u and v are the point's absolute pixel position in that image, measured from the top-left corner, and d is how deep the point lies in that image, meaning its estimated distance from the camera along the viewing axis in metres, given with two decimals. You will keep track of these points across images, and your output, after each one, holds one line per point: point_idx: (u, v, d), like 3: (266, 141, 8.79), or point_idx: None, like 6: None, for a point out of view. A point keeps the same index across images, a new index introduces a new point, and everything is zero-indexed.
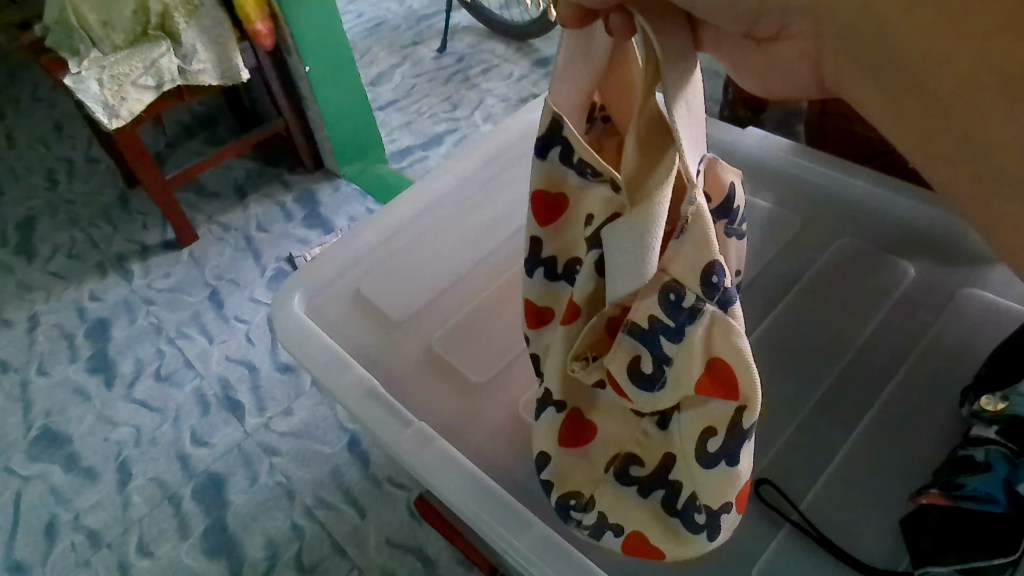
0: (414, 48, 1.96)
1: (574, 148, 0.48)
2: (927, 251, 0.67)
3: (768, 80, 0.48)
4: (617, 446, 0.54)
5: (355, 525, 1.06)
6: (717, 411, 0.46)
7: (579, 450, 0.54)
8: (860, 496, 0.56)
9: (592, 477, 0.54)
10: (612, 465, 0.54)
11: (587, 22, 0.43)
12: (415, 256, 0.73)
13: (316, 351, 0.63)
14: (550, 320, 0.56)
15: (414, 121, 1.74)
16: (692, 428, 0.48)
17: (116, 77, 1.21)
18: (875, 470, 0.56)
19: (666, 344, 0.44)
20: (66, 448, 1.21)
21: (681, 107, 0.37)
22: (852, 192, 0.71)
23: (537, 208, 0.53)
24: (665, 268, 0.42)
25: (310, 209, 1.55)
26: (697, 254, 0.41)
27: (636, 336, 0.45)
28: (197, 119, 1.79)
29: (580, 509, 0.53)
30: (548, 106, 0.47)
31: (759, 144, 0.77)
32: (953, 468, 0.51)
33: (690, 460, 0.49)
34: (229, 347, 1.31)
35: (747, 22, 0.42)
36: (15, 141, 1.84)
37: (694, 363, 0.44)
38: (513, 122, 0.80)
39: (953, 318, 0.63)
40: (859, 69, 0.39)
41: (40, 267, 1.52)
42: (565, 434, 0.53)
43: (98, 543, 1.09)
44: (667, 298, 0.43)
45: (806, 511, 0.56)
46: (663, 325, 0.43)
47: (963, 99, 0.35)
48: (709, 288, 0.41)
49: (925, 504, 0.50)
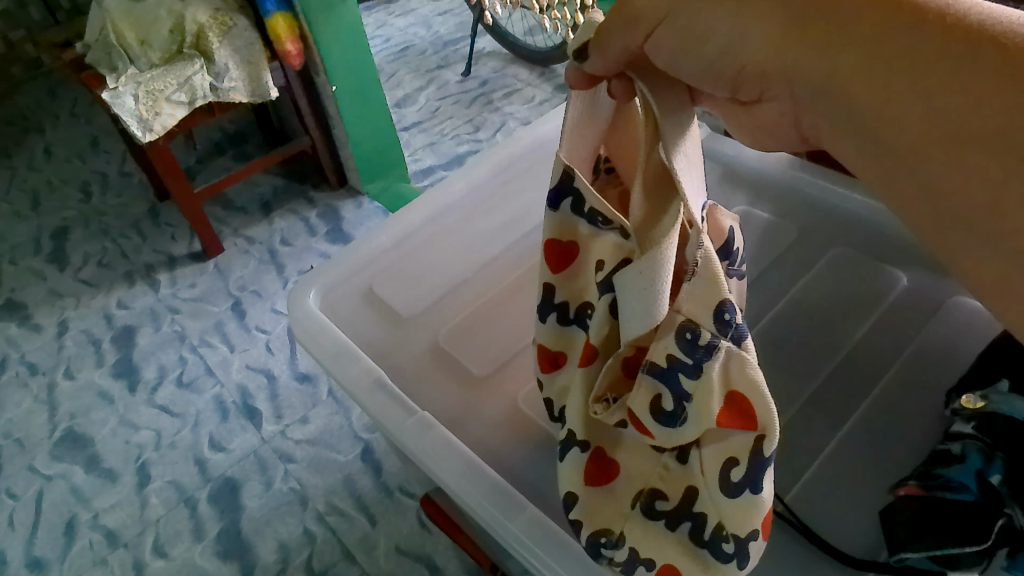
0: (439, 72, 2.01)
1: (586, 199, 0.48)
2: (919, 261, 0.68)
3: (762, 135, 0.45)
4: (643, 480, 0.51)
5: (366, 532, 1.08)
6: (737, 441, 0.43)
7: (605, 487, 0.51)
8: (846, 491, 0.56)
9: (619, 512, 0.51)
10: (638, 500, 0.51)
11: (593, 85, 0.44)
12: (425, 258, 0.76)
13: (326, 342, 0.66)
14: (565, 363, 0.56)
15: (438, 141, 1.78)
16: (714, 459, 0.45)
17: (151, 93, 1.26)
18: (865, 468, 0.57)
19: (684, 379, 0.42)
20: (88, 449, 1.24)
21: (681, 158, 0.39)
22: (843, 205, 0.74)
23: (548, 256, 0.52)
24: (678, 309, 0.41)
25: (333, 224, 1.59)
26: (708, 295, 0.40)
27: (656, 374, 0.43)
28: (227, 136, 1.84)
29: (611, 546, 0.50)
30: (558, 160, 0.47)
31: (761, 157, 0.79)
32: (931, 461, 0.52)
33: (714, 490, 0.46)
34: (250, 356, 1.35)
35: (728, 85, 0.39)
36: (53, 154, 1.91)
37: (710, 400, 0.42)
38: (526, 133, 0.82)
39: (937, 324, 0.64)
40: (836, 127, 0.36)
41: (71, 274, 1.57)
42: (590, 471, 0.51)
43: (116, 542, 1.12)
44: (684, 337, 0.41)
45: (789, 504, 0.56)
46: (682, 362, 0.42)
47: (954, 152, 0.31)
48: (721, 325, 0.40)
49: (902, 495, 0.51)
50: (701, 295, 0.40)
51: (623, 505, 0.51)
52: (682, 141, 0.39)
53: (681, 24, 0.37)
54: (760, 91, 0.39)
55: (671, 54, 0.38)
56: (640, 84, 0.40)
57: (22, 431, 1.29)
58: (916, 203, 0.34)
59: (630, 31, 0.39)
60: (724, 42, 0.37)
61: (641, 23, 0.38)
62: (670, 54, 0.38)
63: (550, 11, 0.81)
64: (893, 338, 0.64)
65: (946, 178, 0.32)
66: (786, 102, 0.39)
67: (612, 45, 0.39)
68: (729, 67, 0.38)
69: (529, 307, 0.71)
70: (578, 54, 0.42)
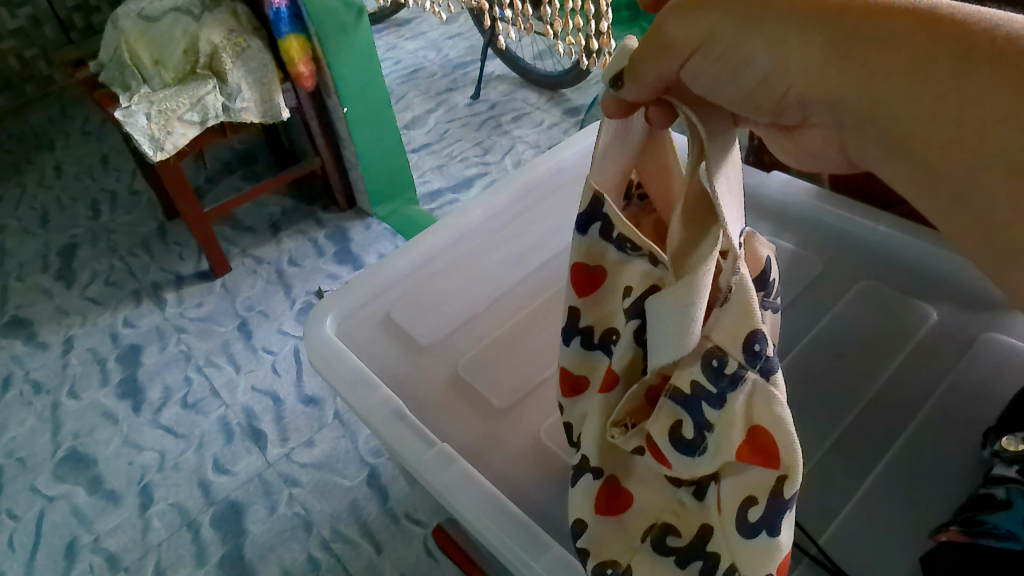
0: (448, 95, 2.01)
1: (615, 225, 0.47)
2: (950, 296, 0.67)
3: (804, 160, 0.43)
4: (654, 514, 0.50)
5: (371, 560, 1.06)
6: (756, 478, 0.42)
7: (615, 517, 0.50)
8: (882, 536, 0.54)
9: (627, 546, 0.50)
10: (649, 534, 0.49)
11: (629, 114, 0.43)
12: (445, 285, 0.75)
13: (344, 370, 0.65)
14: (586, 389, 0.54)
15: (446, 164, 1.78)
16: (732, 497, 0.43)
17: (164, 112, 1.25)
18: (901, 514, 0.55)
19: (707, 410, 0.41)
20: (91, 470, 1.23)
21: (722, 183, 0.39)
22: (874, 237, 0.72)
23: (575, 281, 0.51)
24: (708, 335, 0.40)
25: (341, 245, 1.59)
26: (739, 324, 0.39)
27: (678, 402, 0.43)
28: (237, 155, 1.85)
29: None
30: (589, 186, 0.47)
31: (784, 187, 0.78)
32: (974, 506, 0.50)
33: (729, 531, 0.44)
34: (256, 377, 1.33)
35: (770, 112, 0.38)
36: (63, 172, 1.91)
37: (733, 431, 0.41)
38: (544, 160, 0.83)
39: (972, 360, 0.62)
40: (882, 151, 0.35)
41: (78, 292, 1.57)
42: (602, 500, 0.49)
43: (117, 565, 1.10)
44: (710, 365, 0.40)
45: (825, 547, 0.54)
46: (705, 391, 0.41)
47: (1003, 173, 0.30)
48: (750, 356, 0.39)
49: (943, 541, 0.49)
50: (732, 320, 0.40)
51: (632, 539, 0.50)
52: (723, 165, 0.39)
53: (716, 53, 0.37)
54: (801, 118, 0.38)
55: (708, 81, 0.38)
56: (682, 107, 0.39)
57: (25, 450, 1.28)
58: (971, 232, 0.33)
59: (664, 61, 0.38)
60: (764, 68, 0.36)
61: (674, 53, 0.38)
62: (707, 83, 0.38)
63: (566, 35, 0.78)
64: (924, 376, 0.63)
65: (1006, 211, 0.31)
66: (829, 128, 0.38)
67: (646, 75, 0.39)
68: (768, 96, 0.37)
69: (551, 334, 0.70)
70: (613, 82, 0.41)
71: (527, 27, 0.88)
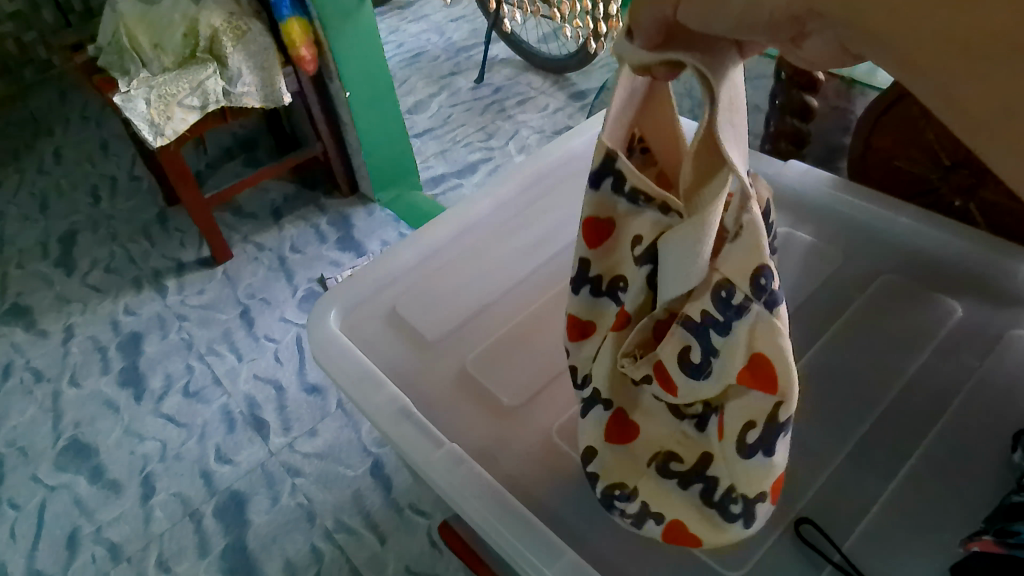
0: (452, 78, 1.98)
1: (628, 179, 0.47)
2: (973, 289, 0.65)
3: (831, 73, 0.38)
4: (659, 443, 0.52)
5: (375, 551, 1.05)
6: (756, 404, 0.44)
7: (624, 445, 0.53)
8: (903, 543, 0.53)
9: (635, 469, 0.53)
10: (655, 460, 0.52)
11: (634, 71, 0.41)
12: (452, 277, 0.73)
13: (350, 367, 0.63)
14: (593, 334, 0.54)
15: (449, 149, 1.75)
16: (733, 420, 0.45)
17: (163, 97, 1.23)
18: (923, 519, 0.53)
19: (714, 337, 0.43)
20: (92, 460, 1.22)
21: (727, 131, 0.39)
22: (896, 229, 0.69)
23: (585, 234, 0.50)
24: (716, 269, 0.42)
25: (344, 232, 1.57)
26: (749, 259, 0.40)
27: (689, 329, 0.44)
28: (238, 141, 1.83)
29: (624, 499, 0.52)
30: (600, 144, 0.46)
31: (801, 176, 0.75)
32: (1008, 516, 0.45)
33: (727, 453, 0.47)
34: (258, 366, 1.32)
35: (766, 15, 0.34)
36: (62, 158, 1.89)
37: (736, 360, 0.42)
38: (554, 147, 0.81)
39: (998, 358, 0.60)
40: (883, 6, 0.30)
41: (78, 280, 1.55)
42: (613, 429, 0.53)
43: (119, 556, 1.09)
44: (718, 295, 0.42)
45: (849, 553, 0.53)
46: (713, 319, 0.42)
47: None
48: (757, 289, 0.40)
49: (974, 551, 0.45)
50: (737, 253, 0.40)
51: (640, 464, 0.53)
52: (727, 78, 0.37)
53: None
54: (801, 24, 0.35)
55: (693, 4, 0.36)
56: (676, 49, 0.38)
57: (26, 439, 1.26)
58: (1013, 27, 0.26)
59: None
60: None
61: None
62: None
63: (573, 18, 0.76)
64: (950, 375, 0.61)
65: None
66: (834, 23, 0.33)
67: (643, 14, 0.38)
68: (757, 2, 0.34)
69: (563, 329, 0.68)
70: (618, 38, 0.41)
71: (534, 10, 0.86)
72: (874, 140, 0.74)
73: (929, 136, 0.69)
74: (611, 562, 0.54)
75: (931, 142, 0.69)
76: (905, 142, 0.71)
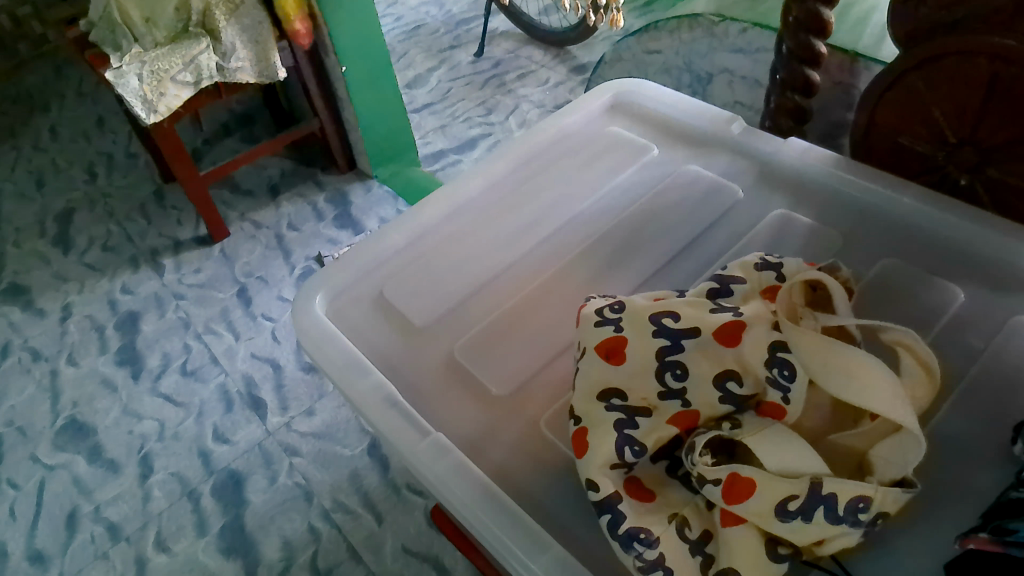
0: (451, 52, 1.95)
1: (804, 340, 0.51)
2: (978, 273, 0.62)
3: None
4: (672, 509, 0.47)
5: (372, 530, 1.05)
6: (806, 539, 0.44)
7: (639, 497, 0.48)
8: (904, 536, 0.49)
9: (655, 518, 0.46)
10: (673, 519, 0.46)
11: None
12: (442, 258, 0.72)
13: (334, 353, 0.63)
14: (624, 362, 0.52)
15: (449, 124, 1.72)
16: (757, 536, 0.45)
17: (156, 72, 1.21)
18: (929, 513, 0.50)
19: (819, 514, 0.43)
20: (90, 439, 1.21)
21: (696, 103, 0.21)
22: (898, 210, 0.66)
23: (729, 339, 0.51)
24: (879, 488, 0.44)
25: (342, 209, 1.55)
26: (882, 495, 0.44)
27: (814, 494, 0.44)
28: (235, 117, 1.80)
29: (646, 542, 0.45)
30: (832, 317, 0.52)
31: (802, 155, 0.72)
32: (1004, 513, 0.44)
33: (757, 553, 0.44)
34: (256, 345, 1.31)
35: None
36: (59, 134, 1.87)
37: (818, 527, 0.44)
38: (546, 126, 0.81)
39: (1009, 337, 0.57)
40: None
41: (75, 258, 1.54)
42: (638, 487, 0.48)
43: (118, 535, 1.09)
44: (854, 504, 0.43)
45: (847, 564, 0.48)
46: (834, 506, 0.43)
47: None
48: (855, 510, 0.43)
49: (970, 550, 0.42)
50: (842, 379, 0.47)
51: (660, 516, 0.46)
52: None
53: None
54: None
55: None
56: None
57: (24, 419, 1.26)
58: None
59: None
60: None
61: None
62: None
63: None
64: (956, 355, 0.58)
65: None
66: None
67: None
68: None
69: (556, 312, 0.66)
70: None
71: None
72: (878, 116, 0.72)
73: (935, 113, 0.67)
74: (600, 559, 0.51)
75: (937, 117, 0.67)
76: (911, 118, 0.69)
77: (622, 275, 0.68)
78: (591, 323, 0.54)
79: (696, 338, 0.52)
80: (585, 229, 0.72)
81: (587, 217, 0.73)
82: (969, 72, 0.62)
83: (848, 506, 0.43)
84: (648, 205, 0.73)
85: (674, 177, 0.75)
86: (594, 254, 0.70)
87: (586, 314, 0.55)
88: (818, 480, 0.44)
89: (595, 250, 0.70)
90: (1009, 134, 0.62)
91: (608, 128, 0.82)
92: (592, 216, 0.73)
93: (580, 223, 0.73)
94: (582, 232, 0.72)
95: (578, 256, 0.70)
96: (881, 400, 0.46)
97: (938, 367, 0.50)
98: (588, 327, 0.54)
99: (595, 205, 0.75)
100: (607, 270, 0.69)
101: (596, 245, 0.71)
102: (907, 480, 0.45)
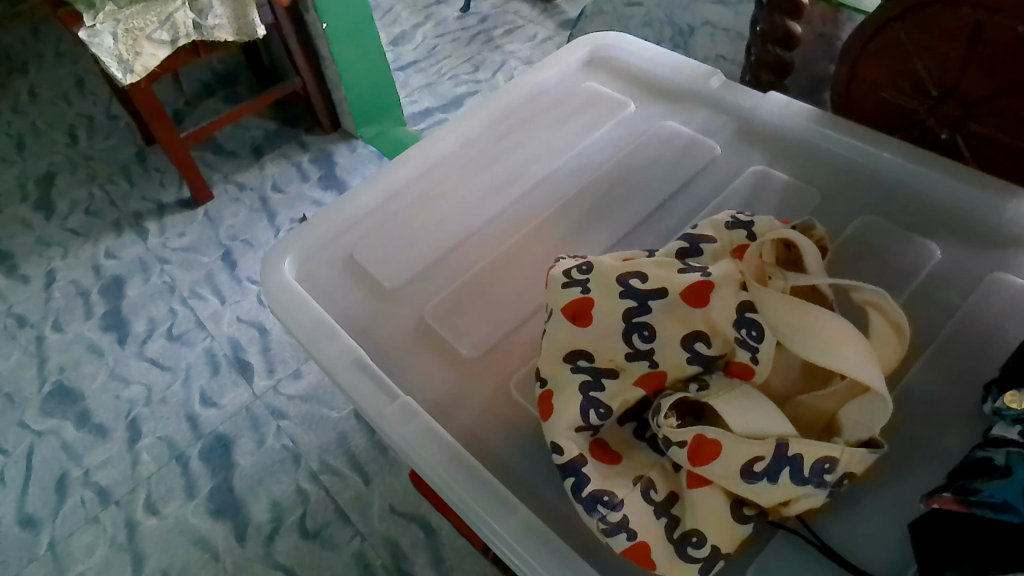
0: (437, 8, 1.90)
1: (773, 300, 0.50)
2: (956, 229, 0.61)
3: None
4: (637, 471, 0.47)
5: (359, 491, 1.05)
6: (770, 500, 0.44)
7: (604, 461, 0.48)
8: (871, 496, 0.49)
9: (621, 481, 0.46)
10: (638, 481, 0.46)
11: None
12: (413, 218, 0.70)
13: (303, 318, 0.62)
14: (591, 325, 0.51)
15: (435, 82, 1.69)
16: (722, 498, 0.45)
17: (131, 31, 1.17)
18: (901, 472, 0.50)
19: (785, 475, 0.44)
20: (79, 404, 1.21)
21: None
22: (876, 164, 0.65)
23: (699, 300, 0.51)
24: (845, 448, 0.44)
25: (326, 169, 1.53)
26: (847, 456, 0.44)
27: (781, 456, 0.44)
28: (216, 76, 1.76)
29: (610, 505, 0.45)
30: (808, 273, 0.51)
31: (781, 110, 0.71)
32: (967, 472, 0.44)
33: (722, 513, 0.44)
34: (241, 308, 1.30)
35: None
36: (37, 97, 1.83)
37: (782, 488, 0.44)
38: (521, 82, 0.79)
39: (986, 295, 0.57)
40: None
41: (58, 223, 1.52)
42: (603, 450, 0.48)
43: (108, 499, 1.10)
44: (819, 465, 0.44)
45: (813, 524, 0.48)
46: (800, 468, 0.44)
47: None
48: (821, 471, 0.44)
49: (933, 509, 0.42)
50: (808, 339, 0.47)
51: (625, 480, 0.46)
52: None
53: None
54: None
55: None
56: None
57: (11, 386, 1.25)
58: None
59: None
60: None
61: None
62: None
63: None
64: (931, 313, 0.57)
65: None
66: None
67: None
68: None
69: (529, 272, 0.65)
70: None
71: None
72: (860, 69, 0.70)
73: (918, 65, 0.65)
74: (566, 521, 0.51)
75: (920, 70, 0.65)
76: (892, 69, 0.67)
77: (597, 233, 0.67)
78: (559, 284, 0.53)
79: (664, 299, 0.51)
80: (560, 187, 0.71)
81: (562, 175, 0.72)
82: (951, 20, 0.61)
83: (814, 467, 0.44)
84: (623, 161, 0.72)
85: (652, 133, 0.74)
86: (568, 213, 0.69)
87: (554, 275, 0.54)
88: (785, 441, 0.44)
89: (570, 208, 0.69)
90: (993, 86, 0.61)
91: (585, 83, 0.80)
92: (566, 173, 0.72)
93: (555, 182, 0.72)
94: (557, 189, 0.71)
95: (553, 214, 0.69)
96: (848, 358, 0.45)
97: (908, 326, 0.50)
98: (555, 288, 0.53)
99: (570, 162, 0.73)
100: (582, 228, 0.68)
101: (571, 204, 0.70)
102: (873, 440, 0.45)
